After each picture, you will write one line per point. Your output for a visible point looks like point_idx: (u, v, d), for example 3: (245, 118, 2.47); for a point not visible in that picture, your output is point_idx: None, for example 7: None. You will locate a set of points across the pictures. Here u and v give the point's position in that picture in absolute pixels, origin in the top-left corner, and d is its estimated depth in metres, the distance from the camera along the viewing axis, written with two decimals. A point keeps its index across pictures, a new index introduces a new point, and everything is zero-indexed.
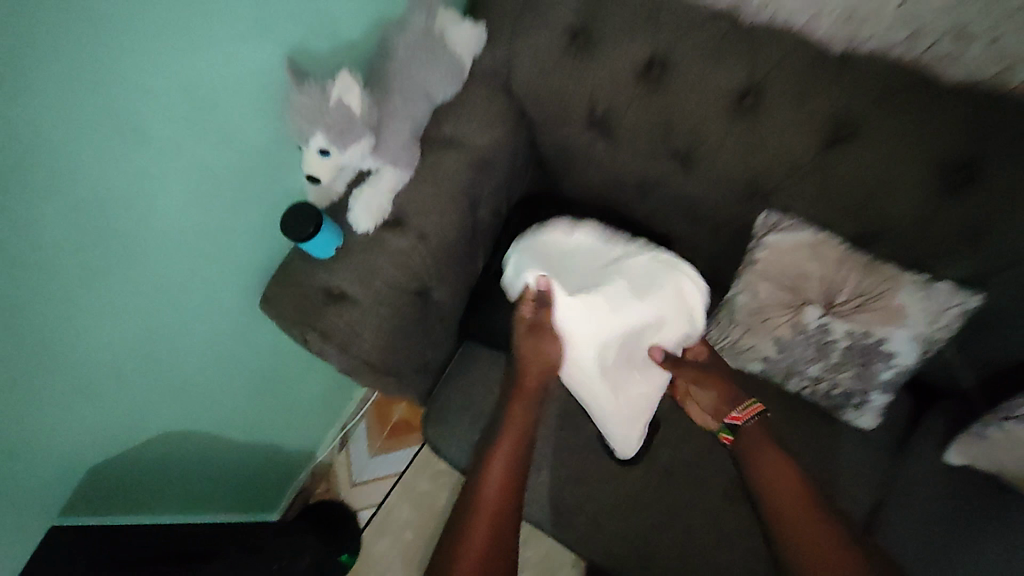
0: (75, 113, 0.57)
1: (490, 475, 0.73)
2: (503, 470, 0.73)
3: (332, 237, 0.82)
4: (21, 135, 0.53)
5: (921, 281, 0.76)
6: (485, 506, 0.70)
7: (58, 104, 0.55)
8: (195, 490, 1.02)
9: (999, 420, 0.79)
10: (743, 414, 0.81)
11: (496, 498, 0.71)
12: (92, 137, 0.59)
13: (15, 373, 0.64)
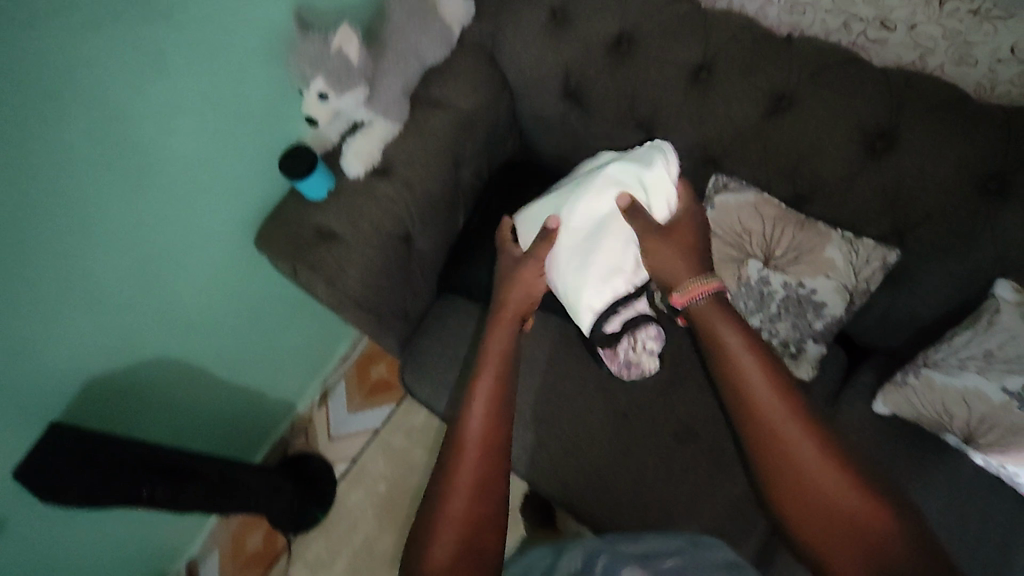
0: (104, 26, 0.66)
1: (470, 422, 0.68)
2: (483, 412, 0.69)
3: (324, 179, 0.90)
4: (57, 32, 0.63)
5: (848, 238, 0.86)
6: (468, 452, 0.66)
7: (94, 15, 0.65)
8: (181, 421, 1.08)
9: (916, 369, 0.89)
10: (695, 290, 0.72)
11: (480, 442, 0.67)
12: (117, 49, 0.68)
13: (28, 262, 0.71)
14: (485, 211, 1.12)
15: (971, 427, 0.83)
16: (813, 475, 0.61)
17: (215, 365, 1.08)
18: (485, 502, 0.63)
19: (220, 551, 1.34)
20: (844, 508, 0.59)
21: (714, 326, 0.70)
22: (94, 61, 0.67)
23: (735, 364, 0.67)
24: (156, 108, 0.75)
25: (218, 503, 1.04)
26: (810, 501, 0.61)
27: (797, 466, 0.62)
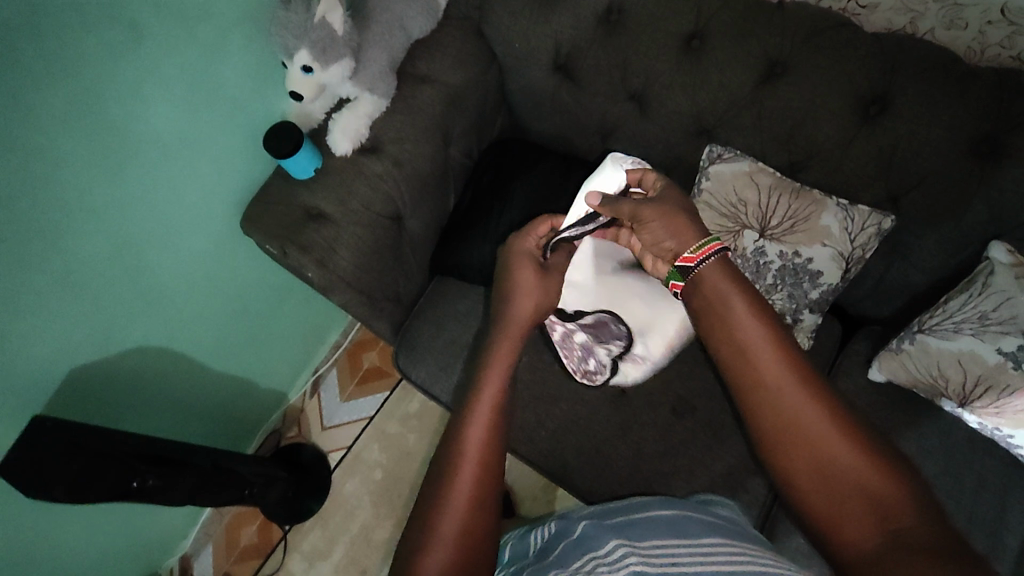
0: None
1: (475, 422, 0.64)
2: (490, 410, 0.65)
3: (311, 157, 0.87)
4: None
5: (843, 204, 0.85)
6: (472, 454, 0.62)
7: None
8: (171, 412, 1.05)
9: (912, 334, 0.89)
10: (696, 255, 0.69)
11: (484, 450, 0.63)
12: (91, 18, 0.65)
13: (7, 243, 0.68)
14: (477, 184, 1.08)
15: (965, 391, 0.84)
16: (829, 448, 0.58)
17: (203, 355, 1.05)
18: (485, 505, 0.60)
19: (215, 543, 1.33)
20: (855, 479, 0.54)
21: (713, 287, 0.67)
22: (67, 32, 0.64)
23: (735, 328, 0.64)
24: (135, 88, 0.72)
25: (212, 494, 1.02)
26: (825, 475, 0.56)
27: (811, 438, 0.57)
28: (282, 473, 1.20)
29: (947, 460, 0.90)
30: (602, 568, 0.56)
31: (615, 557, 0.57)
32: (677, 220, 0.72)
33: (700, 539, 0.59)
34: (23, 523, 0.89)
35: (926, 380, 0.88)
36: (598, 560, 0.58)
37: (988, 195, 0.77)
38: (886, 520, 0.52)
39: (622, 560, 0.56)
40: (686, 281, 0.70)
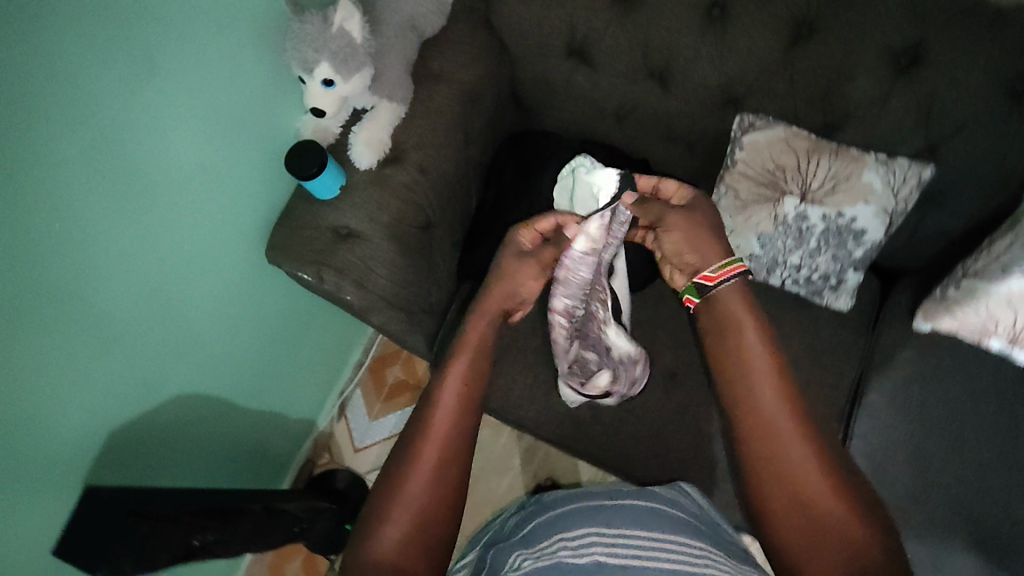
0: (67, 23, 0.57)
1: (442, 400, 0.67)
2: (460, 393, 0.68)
3: (336, 175, 0.83)
4: (16, 29, 0.53)
5: (883, 159, 0.85)
6: (437, 430, 0.65)
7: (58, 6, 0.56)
8: (210, 458, 1.00)
9: (958, 280, 0.90)
10: (718, 275, 0.73)
11: (451, 431, 0.66)
12: (86, 44, 0.59)
13: (28, 304, 0.62)
14: (498, 184, 1.05)
15: (1017, 327, 0.85)
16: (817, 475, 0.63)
17: (235, 394, 1.00)
18: (450, 484, 0.64)
19: None
20: (832, 523, 0.58)
21: (729, 313, 0.71)
22: (64, 63, 0.58)
23: (747, 358, 0.67)
24: (143, 117, 0.67)
25: (267, 540, 0.96)
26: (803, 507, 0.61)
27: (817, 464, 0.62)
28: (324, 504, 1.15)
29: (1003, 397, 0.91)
30: (566, 553, 0.61)
31: (581, 543, 0.62)
32: (700, 238, 0.75)
33: (665, 534, 0.63)
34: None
35: (970, 327, 0.89)
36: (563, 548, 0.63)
37: None
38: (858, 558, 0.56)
39: (587, 548, 0.61)
40: (701, 299, 0.74)
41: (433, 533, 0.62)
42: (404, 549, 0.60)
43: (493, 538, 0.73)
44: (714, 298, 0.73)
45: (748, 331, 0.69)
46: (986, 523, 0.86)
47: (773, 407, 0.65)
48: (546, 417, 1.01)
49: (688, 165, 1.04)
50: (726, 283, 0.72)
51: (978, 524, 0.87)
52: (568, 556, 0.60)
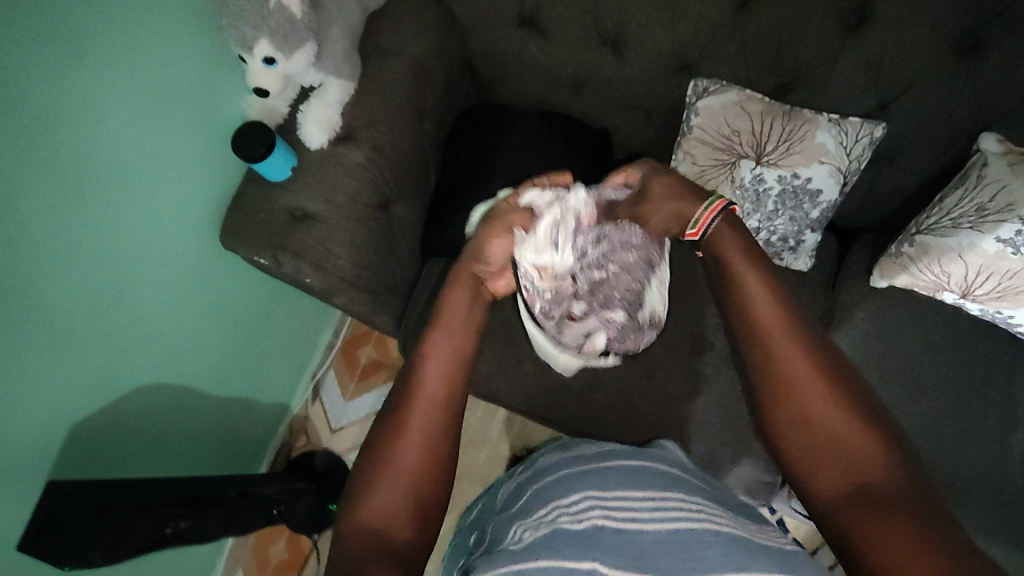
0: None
1: (430, 361, 0.65)
2: (449, 355, 0.66)
3: (286, 156, 0.81)
4: None
5: (835, 119, 0.86)
6: (427, 395, 0.63)
7: None
8: (180, 446, 1.00)
9: (911, 236, 0.90)
10: (701, 226, 0.68)
11: (442, 403, 0.63)
12: (11, 28, 0.57)
13: None
14: (456, 160, 1.04)
15: (968, 282, 0.87)
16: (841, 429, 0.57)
17: (202, 382, 1.00)
18: (441, 452, 0.62)
19: (244, 568, 1.29)
20: (823, 433, 0.57)
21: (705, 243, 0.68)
22: None
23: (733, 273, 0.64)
24: (78, 105, 0.66)
25: (244, 525, 0.97)
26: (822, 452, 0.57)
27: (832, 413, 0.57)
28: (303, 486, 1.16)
29: (957, 348, 0.94)
30: (564, 519, 0.57)
31: (579, 508, 0.58)
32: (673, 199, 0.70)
33: (660, 491, 0.60)
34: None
35: (925, 280, 0.91)
36: (564, 510, 0.58)
37: (976, 87, 0.78)
38: (853, 470, 0.55)
39: (584, 512, 0.57)
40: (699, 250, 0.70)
41: (426, 502, 0.60)
42: (395, 518, 0.58)
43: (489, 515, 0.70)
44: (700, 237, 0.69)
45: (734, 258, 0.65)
46: (942, 469, 0.90)
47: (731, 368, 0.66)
48: (515, 390, 1.02)
49: (647, 132, 1.03)
50: (714, 225, 0.67)
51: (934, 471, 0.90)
52: (566, 521, 0.56)
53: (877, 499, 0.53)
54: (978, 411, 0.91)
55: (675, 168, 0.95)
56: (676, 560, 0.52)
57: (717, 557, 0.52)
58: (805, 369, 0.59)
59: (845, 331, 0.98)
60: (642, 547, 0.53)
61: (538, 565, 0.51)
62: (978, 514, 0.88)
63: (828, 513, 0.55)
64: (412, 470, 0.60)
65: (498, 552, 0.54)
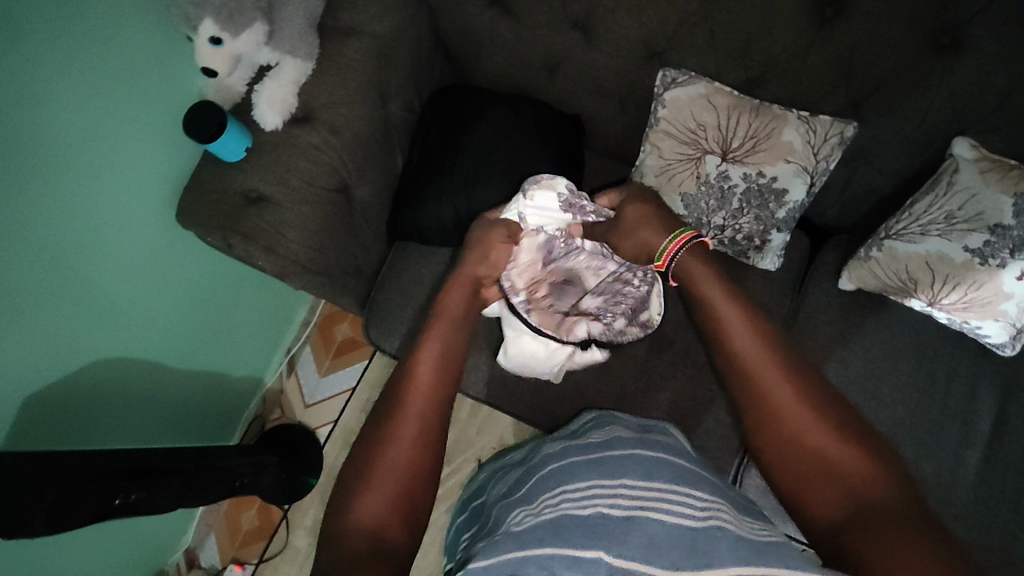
0: None
1: (425, 358, 0.69)
2: (438, 355, 0.70)
3: (239, 137, 0.80)
4: None
5: (804, 117, 0.83)
6: (421, 394, 0.66)
7: None
8: (142, 417, 1.02)
9: (880, 240, 0.88)
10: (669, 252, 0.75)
11: (432, 401, 0.66)
12: None
13: None
14: (424, 142, 1.03)
15: (933, 291, 0.85)
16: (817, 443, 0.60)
17: (165, 356, 1.01)
18: (429, 450, 0.63)
19: (216, 534, 1.33)
20: (823, 464, 0.58)
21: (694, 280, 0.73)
22: None
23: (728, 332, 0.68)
24: (19, 84, 0.65)
25: (202, 494, 0.99)
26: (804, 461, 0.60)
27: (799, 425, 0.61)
28: (271, 458, 1.19)
29: (919, 356, 0.92)
30: (568, 504, 0.57)
31: (584, 493, 0.58)
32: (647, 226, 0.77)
33: (667, 482, 0.58)
34: (17, 565, 0.86)
35: (894, 285, 0.88)
36: (566, 496, 0.58)
37: (951, 90, 0.75)
38: (852, 494, 0.56)
39: (590, 498, 0.57)
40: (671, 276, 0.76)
41: (414, 494, 0.61)
42: (390, 512, 0.59)
43: (501, 496, 0.71)
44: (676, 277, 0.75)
45: (730, 313, 0.69)
46: None
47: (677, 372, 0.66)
48: (473, 376, 1.02)
49: (619, 121, 1.00)
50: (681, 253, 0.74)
51: None
52: (570, 507, 0.56)
53: (883, 516, 0.53)
54: (935, 422, 0.90)
55: (642, 161, 0.93)
56: (684, 556, 0.51)
57: (725, 552, 0.50)
58: (791, 404, 0.62)
59: (808, 334, 0.96)
60: (651, 539, 0.52)
61: (545, 553, 0.51)
62: None
63: (830, 536, 0.55)
64: (405, 464, 0.61)
65: (505, 536, 0.55)
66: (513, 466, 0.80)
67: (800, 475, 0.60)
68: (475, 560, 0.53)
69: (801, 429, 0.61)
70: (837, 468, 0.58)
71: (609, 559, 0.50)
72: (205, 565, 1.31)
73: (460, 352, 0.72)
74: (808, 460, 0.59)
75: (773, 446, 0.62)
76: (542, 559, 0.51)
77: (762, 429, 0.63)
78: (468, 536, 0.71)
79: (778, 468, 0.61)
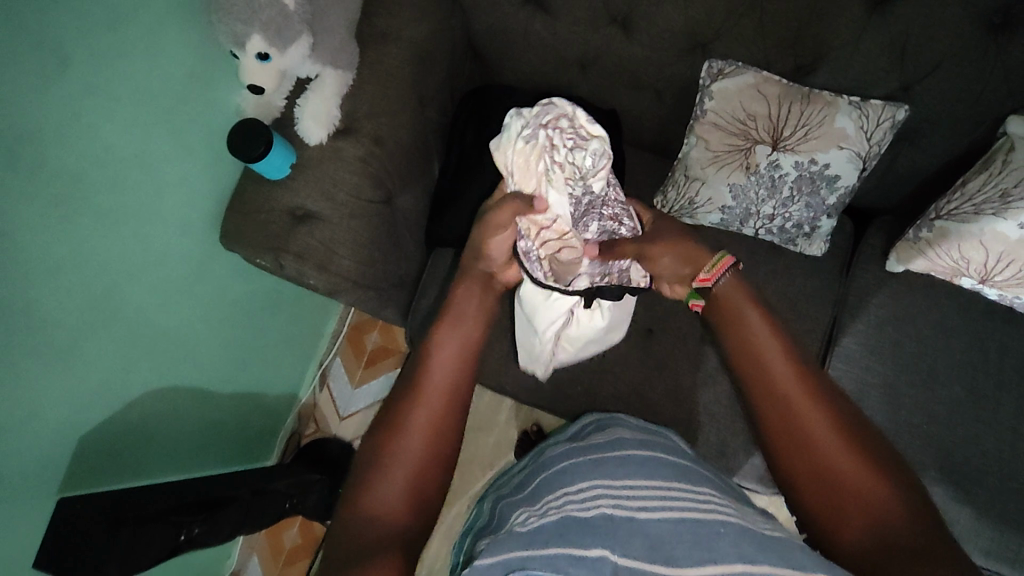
0: None
1: (441, 350, 0.64)
2: (461, 350, 0.65)
3: (286, 155, 0.78)
4: None
5: (856, 102, 0.83)
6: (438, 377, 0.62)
7: None
8: (189, 445, 1.00)
9: (930, 220, 0.87)
10: (714, 273, 0.71)
11: (449, 397, 0.61)
12: None
13: None
14: (461, 146, 1.00)
15: (987, 267, 0.85)
16: (833, 462, 0.57)
17: (208, 382, 0.99)
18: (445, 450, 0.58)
19: (259, 554, 1.32)
20: (848, 488, 0.55)
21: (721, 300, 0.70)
22: None
23: (763, 355, 0.64)
24: (68, 113, 0.62)
25: (256, 521, 0.98)
26: (819, 474, 0.57)
27: (815, 444, 0.58)
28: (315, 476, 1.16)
29: (971, 333, 0.93)
30: (573, 506, 0.56)
31: (588, 496, 0.57)
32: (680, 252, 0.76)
33: (669, 483, 0.58)
34: None
35: (942, 264, 0.88)
36: (570, 498, 0.58)
37: (1007, 68, 0.75)
38: (876, 520, 0.53)
39: (593, 500, 0.56)
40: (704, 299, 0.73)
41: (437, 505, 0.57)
42: (398, 508, 0.54)
43: (505, 501, 0.68)
44: (716, 294, 0.71)
45: (750, 318, 0.67)
46: (952, 458, 0.89)
47: (752, 379, 0.64)
48: (526, 381, 1.01)
49: (657, 113, 0.99)
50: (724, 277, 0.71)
51: (944, 459, 0.89)
52: (575, 508, 0.55)
53: (904, 550, 0.50)
54: (992, 398, 0.90)
55: (687, 154, 0.92)
56: (688, 551, 0.49)
57: (727, 546, 0.49)
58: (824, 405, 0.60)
59: (859, 318, 0.96)
60: (653, 538, 0.51)
61: (550, 552, 0.49)
62: (990, 503, 0.88)
63: (851, 560, 0.53)
64: (417, 460, 0.57)
65: (508, 534, 0.53)
66: (521, 466, 0.79)
67: (824, 500, 0.57)
68: (480, 555, 0.50)
69: (820, 446, 0.58)
70: (850, 490, 0.55)
71: (614, 558, 0.49)
72: None
73: (479, 344, 0.67)
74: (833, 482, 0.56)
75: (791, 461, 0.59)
76: (547, 558, 0.48)
77: (780, 435, 0.60)
78: (468, 529, 0.71)
79: (798, 482, 0.59)
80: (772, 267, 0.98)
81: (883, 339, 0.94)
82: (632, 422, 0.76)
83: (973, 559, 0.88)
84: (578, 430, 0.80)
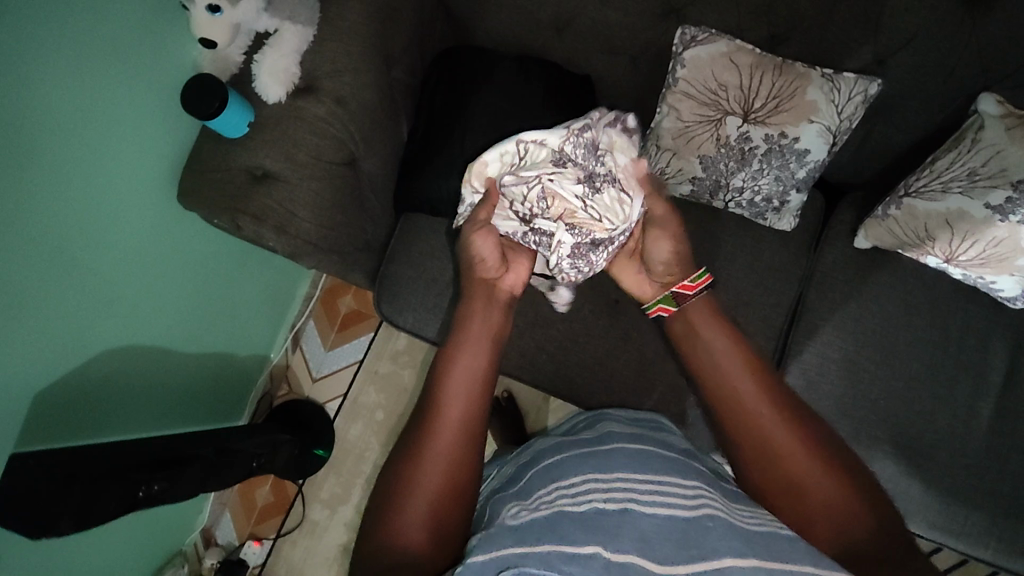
0: None
1: (448, 383, 0.66)
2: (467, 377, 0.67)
3: (242, 113, 0.76)
4: None
5: (829, 75, 0.82)
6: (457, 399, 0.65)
7: None
8: (153, 403, 1.00)
9: (898, 198, 0.86)
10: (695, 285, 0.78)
11: (460, 435, 0.63)
12: None
13: None
14: (430, 109, 0.97)
15: (952, 247, 0.84)
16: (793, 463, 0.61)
17: (172, 341, 0.99)
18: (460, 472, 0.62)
19: (231, 512, 1.34)
20: (811, 489, 0.60)
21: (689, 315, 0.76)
22: None
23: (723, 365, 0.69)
24: (11, 65, 0.60)
25: (218, 479, 0.97)
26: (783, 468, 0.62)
27: (777, 446, 0.62)
28: (284, 436, 1.17)
29: (935, 311, 0.93)
30: (565, 501, 0.56)
31: (579, 490, 0.57)
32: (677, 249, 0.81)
33: (658, 475, 0.59)
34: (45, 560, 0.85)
35: (908, 240, 0.87)
36: (562, 491, 0.57)
37: (979, 45, 0.75)
38: (843, 528, 0.58)
39: (585, 494, 0.56)
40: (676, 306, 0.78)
41: (444, 519, 0.59)
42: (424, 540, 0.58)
43: (493, 499, 0.67)
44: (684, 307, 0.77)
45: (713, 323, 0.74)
46: (906, 432, 0.91)
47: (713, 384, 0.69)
48: None
49: (631, 79, 0.96)
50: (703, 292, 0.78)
51: (897, 433, 0.91)
52: (567, 503, 0.55)
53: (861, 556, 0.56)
54: (950, 374, 0.91)
55: (658, 122, 0.90)
56: (680, 550, 0.49)
57: (718, 543, 0.50)
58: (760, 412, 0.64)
59: (823, 293, 0.96)
60: (645, 531, 0.51)
61: (545, 548, 0.49)
62: (942, 477, 0.89)
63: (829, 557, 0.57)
64: (430, 496, 0.60)
65: (501, 529, 0.54)
66: (505, 462, 0.79)
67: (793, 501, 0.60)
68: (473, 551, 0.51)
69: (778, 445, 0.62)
70: (814, 492, 0.60)
71: (608, 554, 0.48)
72: (223, 543, 1.32)
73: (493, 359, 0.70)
74: (797, 487, 0.60)
75: (750, 450, 0.64)
76: (542, 553, 0.48)
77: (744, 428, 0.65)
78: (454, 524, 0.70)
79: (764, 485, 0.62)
80: (740, 239, 0.97)
81: (847, 315, 0.95)
82: (620, 417, 0.76)
83: (918, 530, 0.91)
84: (569, 429, 0.79)
